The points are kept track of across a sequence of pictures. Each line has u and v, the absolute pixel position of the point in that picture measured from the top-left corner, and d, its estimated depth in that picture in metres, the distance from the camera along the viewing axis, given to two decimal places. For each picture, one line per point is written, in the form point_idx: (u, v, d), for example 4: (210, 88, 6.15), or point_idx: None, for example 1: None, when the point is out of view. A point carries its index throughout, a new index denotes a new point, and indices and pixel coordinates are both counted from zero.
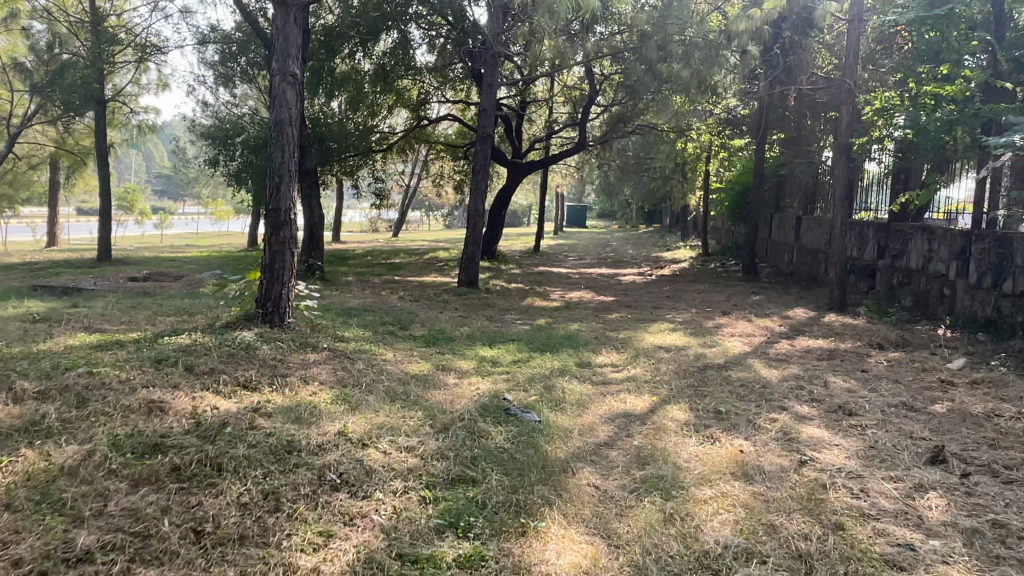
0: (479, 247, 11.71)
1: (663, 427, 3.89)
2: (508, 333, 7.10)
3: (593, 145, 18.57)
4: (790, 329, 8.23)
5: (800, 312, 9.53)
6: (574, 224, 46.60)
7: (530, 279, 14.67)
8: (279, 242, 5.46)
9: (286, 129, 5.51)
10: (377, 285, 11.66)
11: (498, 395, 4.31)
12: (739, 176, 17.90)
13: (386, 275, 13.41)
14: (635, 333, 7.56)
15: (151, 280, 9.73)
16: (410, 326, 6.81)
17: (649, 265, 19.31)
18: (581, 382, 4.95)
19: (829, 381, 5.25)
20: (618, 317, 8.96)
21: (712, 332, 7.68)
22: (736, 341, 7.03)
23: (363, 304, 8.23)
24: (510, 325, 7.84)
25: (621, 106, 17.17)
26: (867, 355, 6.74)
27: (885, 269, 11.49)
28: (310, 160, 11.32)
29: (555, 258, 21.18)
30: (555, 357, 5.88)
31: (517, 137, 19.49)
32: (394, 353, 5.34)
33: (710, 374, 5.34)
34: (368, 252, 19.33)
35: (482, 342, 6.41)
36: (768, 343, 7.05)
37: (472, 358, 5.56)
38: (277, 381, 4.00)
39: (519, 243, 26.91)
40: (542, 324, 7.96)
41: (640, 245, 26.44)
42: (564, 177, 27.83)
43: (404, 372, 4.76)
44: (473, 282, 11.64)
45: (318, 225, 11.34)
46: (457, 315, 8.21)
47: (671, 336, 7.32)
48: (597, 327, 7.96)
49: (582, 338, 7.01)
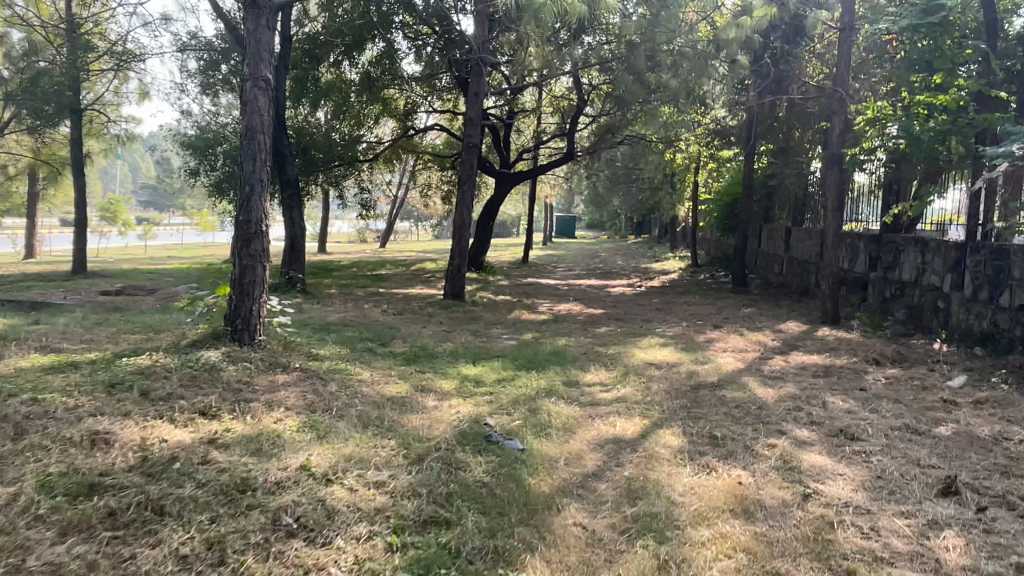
0: (465, 259, 11.44)
1: (655, 455, 3.63)
2: (493, 349, 6.82)
3: (581, 155, 18.38)
4: (783, 344, 7.99)
5: (793, 326, 9.31)
6: (563, 234, 46.46)
7: (518, 291, 14.41)
8: (250, 256, 5.16)
9: (258, 136, 5.25)
10: (360, 297, 11.36)
11: (478, 419, 4.02)
12: (729, 186, 17.75)
13: (370, 287, 13.11)
14: (624, 348, 7.30)
15: (124, 294, 9.40)
16: (391, 342, 6.52)
17: (639, 276, 19.09)
18: (568, 403, 4.68)
19: (828, 401, 5.00)
20: (607, 331, 8.70)
21: (703, 348, 7.44)
22: (729, 358, 6.78)
23: (344, 318, 7.93)
24: (495, 340, 7.56)
25: (609, 116, 17.00)
26: (864, 372, 6.51)
27: (877, 281, 11.31)
28: (291, 170, 11.09)
29: (544, 269, 20.94)
30: (541, 375, 5.60)
31: (505, 147, 19.27)
32: (371, 373, 5.05)
33: (703, 394, 5.08)
34: (354, 264, 19.01)
35: (465, 359, 6.13)
36: (762, 359, 6.81)
37: (454, 377, 5.27)
38: (239, 407, 3.71)
39: (507, 253, 26.67)
40: (529, 339, 7.69)
41: (629, 256, 26.26)
42: (553, 187, 27.65)
43: (380, 394, 4.48)
44: (460, 294, 11.36)
45: (300, 236, 11.05)
46: (441, 330, 7.93)
47: (662, 351, 7.06)
48: (585, 342, 7.69)
49: (569, 354, 6.74)
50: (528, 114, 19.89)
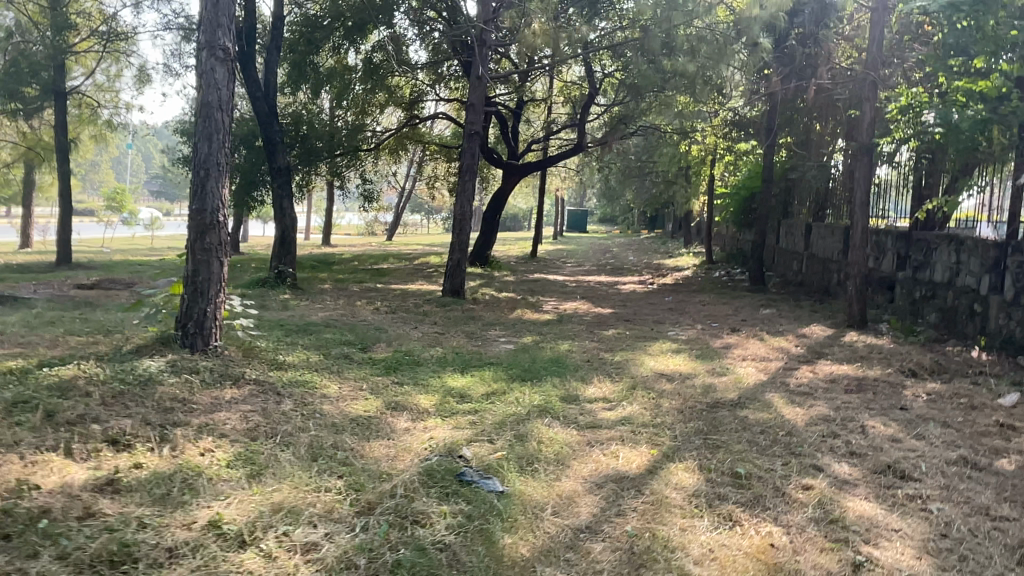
0: (466, 254, 10.78)
1: (665, 501, 2.96)
2: (487, 355, 6.16)
3: (592, 146, 17.65)
4: (808, 352, 7.28)
5: (817, 330, 8.61)
6: (574, 228, 45.82)
7: (524, 288, 13.73)
8: (204, 250, 4.53)
9: (215, 114, 4.61)
10: (354, 293, 10.75)
11: (453, 450, 3.35)
12: (746, 180, 16.98)
13: (367, 282, 12.50)
14: (633, 356, 6.61)
15: (99, 288, 8.83)
16: (373, 347, 5.87)
17: (650, 273, 18.38)
18: (564, 425, 4.01)
19: (867, 425, 4.31)
20: (615, 334, 8.01)
21: (721, 355, 6.74)
22: (749, 368, 6.08)
23: (327, 318, 7.29)
24: (491, 344, 6.90)
25: (621, 106, 16.28)
26: (902, 386, 5.79)
27: (906, 282, 10.56)
28: (282, 158, 10.41)
29: (553, 264, 20.26)
30: (537, 389, 4.93)
31: (513, 138, 18.56)
32: (340, 386, 4.42)
33: (722, 414, 4.40)
34: (355, 257, 18.37)
35: (454, 368, 5.47)
36: (787, 370, 6.11)
37: (436, 391, 4.61)
38: (161, 437, 3.09)
39: (515, 248, 25.99)
40: (528, 343, 7.03)
41: (641, 251, 25.54)
42: (564, 180, 26.96)
43: (344, 413, 3.83)
44: (459, 292, 10.69)
45: (291, 228, 10.44)
46: (433, 332, 7.27)
47: (675, 360, 6.37)
48: (591, 347, 7.01)
49: (572, 362, 6.06)
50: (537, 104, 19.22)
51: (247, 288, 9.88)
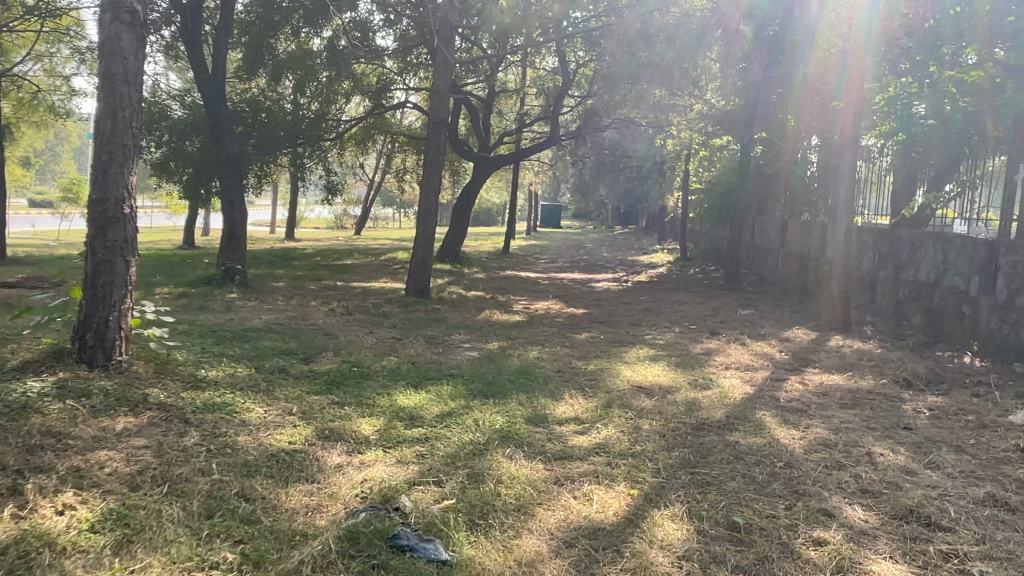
0: (430, 251, 10.10)
1: (650, 568, 2.38)
2: (446, 365, 5.53)
3: (565, 138, 17.06)
4: (795, 359, 6.76)
5: (801, 333, 8.12)
6: (547, 223, 45.35)
7: (493, 286, 13.10)
8: (105, 248, 3.85)
9: (120, 88, 3.91)
10: (310, 292, 10.04)
11: (391, 497, 2.73)
12: (723, 175, 16.52)
13: (326, 280, 11.78)
14: (607, 364, 6.02)
15: (21, 286, 8.01)
16: (316, 358, 5.20)
17: (625, 270, 17.86)
18: (528, 457, 3.40)
19: (875, 453, 3.77)
20: (588, 339, 7.42)
21: (703, 363, 6.18)
22: (734, 378, 5.53)
23: (271, 322, 6.58)
24: (452, 351, 6.26)
25: (595, 97, 15.72)
26: (901, 400, 5.28)
27: (888, 282, 10.17)
28: (231, 145, 9.65)
29: (526, 260, 19.66)
30: (500, 409, 4.30)
31: (484, 130, 17.88)
32: (266, 409, 3.77)
33: (710, 440, 3.82)
34: (318, 252, 17.58)
35: (406, 382, 4.83)
36: (775, 381, 5.57)
37: (381, 414, 3.97)
38: (9, 489, 2.45)
39: (486, 243, 25.32)
40: (493, 349, 6.42)
41: (615, 247, 25.04)
42: (537, 174, 26.37)
43: (262, 448, 3.18)
44: (423, 291, 10.02)
45: (240, 222, 9.68)
46: (389, 337, 6.61)
47: (654, 369, 5.79)
48: (561, 354, 6.40)
49: (540, 373, 5.45)
50: (509, 94, 18.59)
51: (192, 285, 9.13)
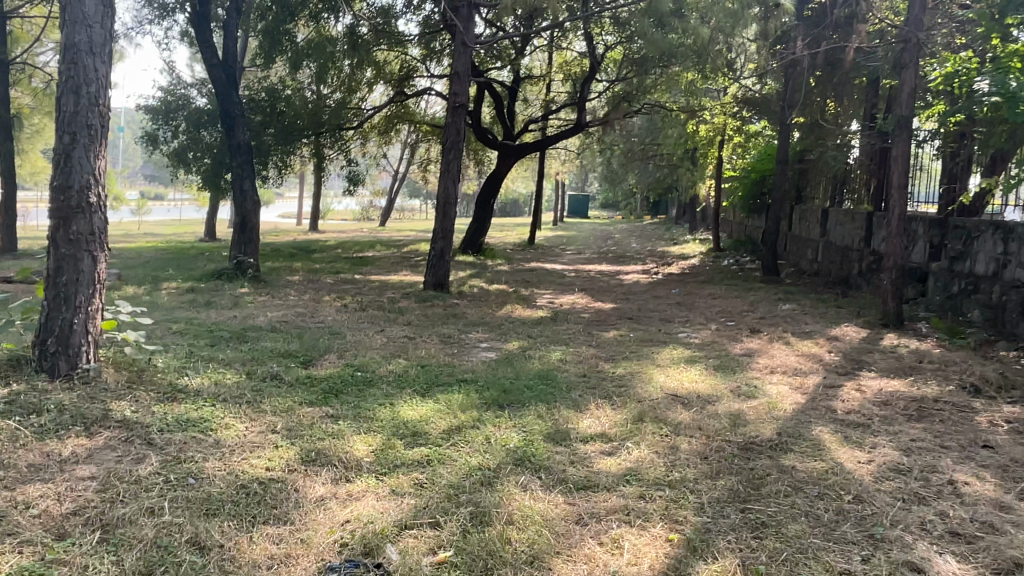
0: (450, 242, 9.59)
1: None
2: (460, 369, 5.02)
3: (593, 125, 16.41)
4: (846, 361, 6.13)
5: (849, 331, 7.47)
6: (575, 214, 44.73)
7: (517, 278, 12.58)
8: (69, 242, 3.43)
9: (84, 59, 3.47)
10: (325, 286, 9.62)
11: (375, 551, 2.23)
12: (759, 162, 15.76)
13: (344, 273, 11.37)
14: (638, 367, 5.48)
15: (24, 281, 7.69)
16: (316, 361, 4.72)
17: (655, 261, 17.21)
18: (546, 488, 2.88)
19: (957, 481, 3.17)
20: (616, 337, 6.86)
21: (744, 366, 5.60)
22: (781, 385, 4.94)
23: (275, 320, 6.14)
24: (469, 352, 5.75)
25: (625, 82, 15.06)
26: (974, 411, 4.64)
27: (941, 274, 9.43)
28: (242, 133, 9.22)
29: (552, 252, 19.09)
30: (517, 423, 3.78)
31: (509, 117, 17.31)
32: (246, 426, 3.29)
33: (761, 465, 3.26)
34: (340, 245, 17.20)
35: (413, 390, 4.33)
36: (827, 388, 4.96)
37: (379, 430, 3.47)
38: None
39: (512, 234, 24.79)
40: (513, 350, 5.90)
41: (645, 238, 24.36)
42: (564, 163, 25.76)
43: (231, 477, 2.70)
44: (442, 284, 9.52)
45: (252, 212, 9.25)
46: (402, 336, 6.13)
47: (691, 373, 5.22)
48: (587, 355, 5.86)
49: (564, 378, 4.92)
50: (535, 81, 17.99)
51: (201, 280, 8.75)
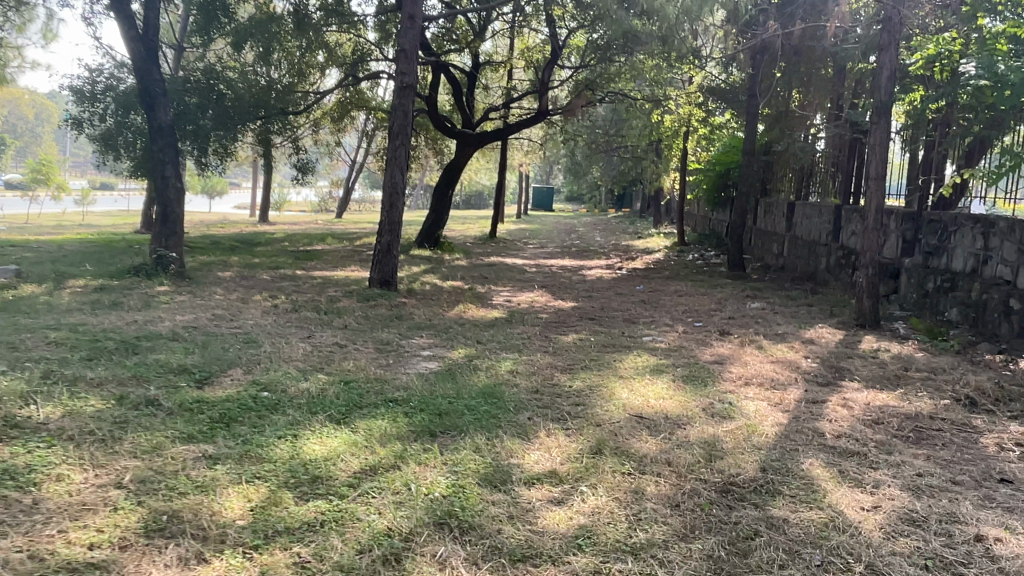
0: (397, 236, 8.79)
1: None
2: (391, 385, 4.28)
3: (555, 114, 15.64)
4: (825, 369, 5.56)
5: (825, 334, 6.92)
6: (539, 207, 44.13)
7: (473, 274, 11.86)
8: None
9: None
10: (260, 283, 8.77)
11: None
12: (725, 154, 15.26)
13: (286, 268, 10.52)
14: (597, 379, 4.81)
15: None
16: (215, 381, 3.96)
17: (618, 255, 16.64)
18: (470, 565, 2.19)
19: (986, 537, 2.55)
20: (575, 342, 6.20)
21: (716, 377, 4.97)
22: (758, 400, 4.33)
23: (182, 325, 5.33)
24: (407, 363, 5.03)
25: (589, 68, 14.36)
26: (976, 431, 4.08)
27: (916, 270, 8.96)
28: (164, 114, 8.31)
29: (514, 245, 18.39)
30: (446, 459, 3.08)
31: (468, 105, 16.51)
32: (87, 477, 2.53)
33: (746, 518, 2.61)
34: (288, 237, 16.25)
35: (327, 416, 3.59)
36: (810, 403, 4.36)
37: (268, 477, 2.73)
38: None
39: (473, 227, 24.03)
40: (457, 359, 5.18)
41: (609, 231, 23.80)
42: (527, 153, 25.05)
43: (32, 566, 1.98)
44: (388, 281, 8.72)
45: (176, 202, 8.37)
46: (331, 343, 5.36)
47: (658, 387, 4.57)
48: (541, 365, 5.18)
49: (511, 394, 4.23)
50: (496, 67, 17.22)
51: (116, 277, 7.87)
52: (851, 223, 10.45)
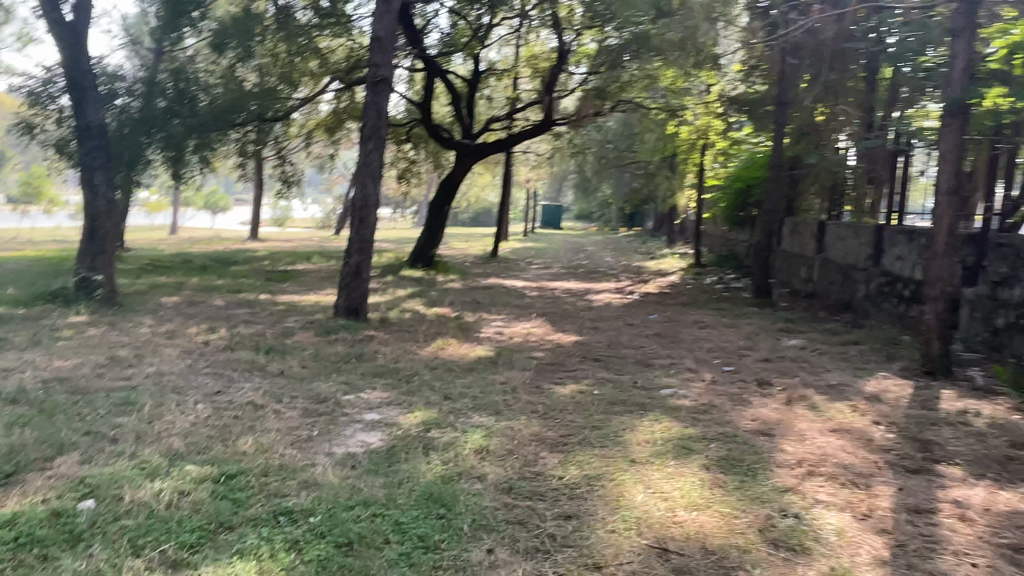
0: (369, 256, 7.45)
1: None
2: (297, 484, 2.91)
3: (562, 125, 14.20)
4: (905, 442, 4.13)
5: (891, 387, 5.47)
6: (547, 225, 42.89)
7: (465, 299, 10.50)
8: None
9: None
10: (207, 310, 7.46)
11: None
12: (747, 169, 13.80)
13: (250, 291, 9.21)
14: (601, 465, 3.41)
15: None
16: (16, 485, 2.65)
17: (629, 278, 15.24)
18: None
19: None
20: (574, 397, 4.82)
21: (764, 460, 3.58)
22: (834, 512, 2.93)
23: (43, 379, 4.02)
24: (340, 432, 3.66)
25: (598, 74, 13.00)
26: None
27: (980, 303, 7.18)
28: (95, 111, 7.04)
29: (516, 266, 17.04)
30: None
31: (467, 115, 15.12)
32: None
33: None
34: (271, 255, 14.97)
35: (163, 554, 2.25)
36: (912, 516, 2.92)
37: None
38: None
39: (477, 245, 22.72)
40: (409, 428, 3.79)
41: (619, 251, 22.40)
42: (534, 169, 23.76)
43: None
44: (356, 310, 7.36)
45: (106, 215, 7.11)
46: (242, 403, 3.99)
47: (687, 482, 3.18)
48: (525, 438, 3.80)
49: (469, 498, 2.84)
50: (500, 76, 15.91)
51: (28, 304, 6.64)
52: (895, 247, 9.03)
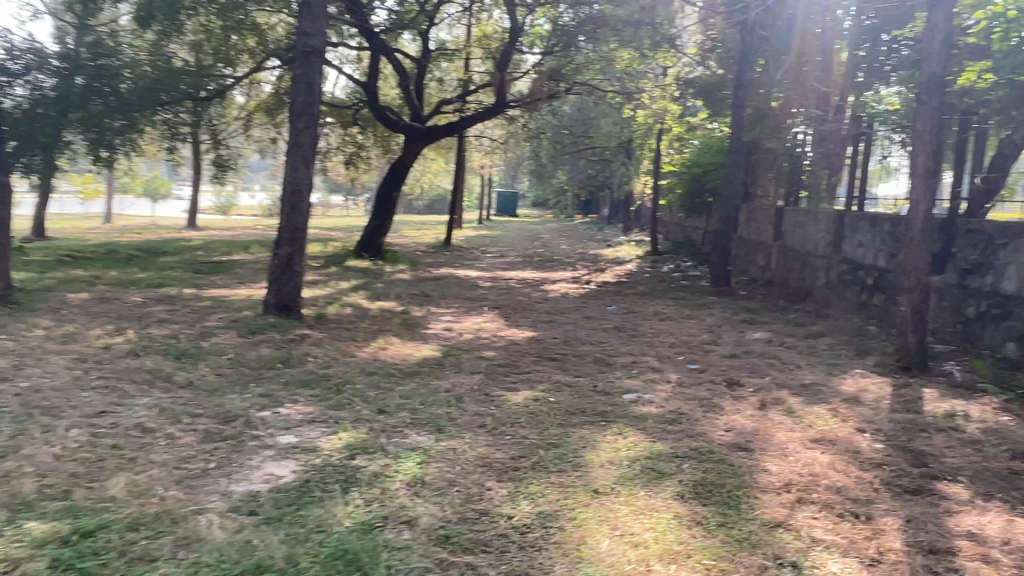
0: (302, 247, 6.76)
1: None
2: (174, 543, 2.28)
3: (515, 108, 13.52)
4: (896, 454, 3.68)
5: (868, 387, 5.06)
6: (502, 212, 42.25)
7: (413, 291, 9.85)
8: None
9: None
10: (121, 308, 6.70)
11: None
12: (705, 154, 13.36)
13: (175, 285, 8.42)
14: (560, 499, 2.84)
15: None
16: None
17: (585, 266, 14.76)
18: None
19: None
20: (527, 406, 4.26)
21: (745, 485, 3.08)
22: (838, 556, 2.43)
23: None
24: (243, 462, 3.03)
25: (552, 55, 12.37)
26: None
27: (948, 291, 6.83)
28: None
29: (470, 255, 16.41)
30: None
31: (416, 96, 14.30)
32: None
33: None
34: (207, 245, 14.04)
35: None
36: (928, 559, 2.45)
37: None
38: None
39: (429, 234, 21.97)
40: (329, 454, 3.17)
41: (575, 239, 21.93)
42: (487, 155, 23.10)
43: None
44: (287, 306, 6.66)
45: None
46: (129, 426, 3.33)
47: (661, 519, 2.65)
48: (468, 463, 3.22)
49: (395, 556, 2.26)
50: (451, 56, 15.14)
51: None
52: (858, 233, 8.69)
